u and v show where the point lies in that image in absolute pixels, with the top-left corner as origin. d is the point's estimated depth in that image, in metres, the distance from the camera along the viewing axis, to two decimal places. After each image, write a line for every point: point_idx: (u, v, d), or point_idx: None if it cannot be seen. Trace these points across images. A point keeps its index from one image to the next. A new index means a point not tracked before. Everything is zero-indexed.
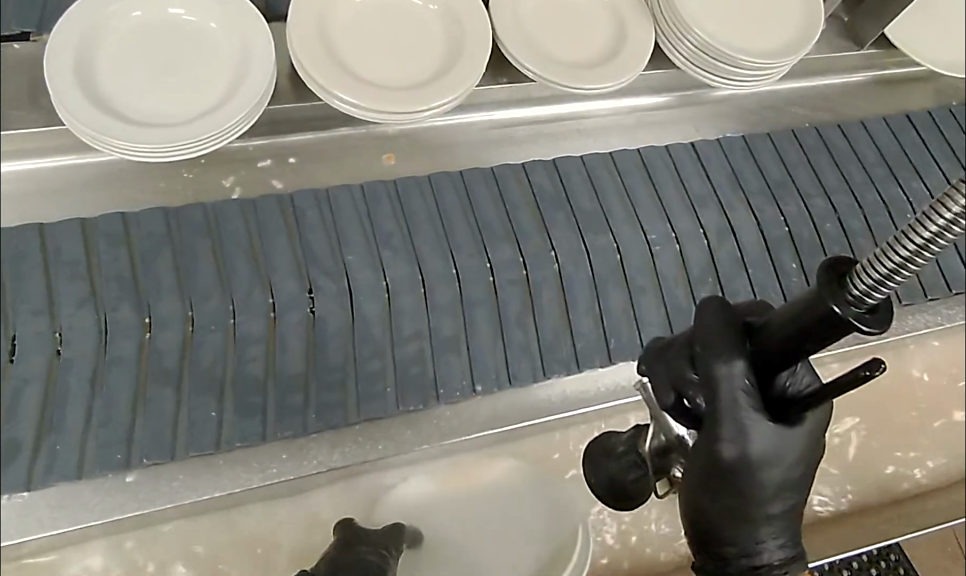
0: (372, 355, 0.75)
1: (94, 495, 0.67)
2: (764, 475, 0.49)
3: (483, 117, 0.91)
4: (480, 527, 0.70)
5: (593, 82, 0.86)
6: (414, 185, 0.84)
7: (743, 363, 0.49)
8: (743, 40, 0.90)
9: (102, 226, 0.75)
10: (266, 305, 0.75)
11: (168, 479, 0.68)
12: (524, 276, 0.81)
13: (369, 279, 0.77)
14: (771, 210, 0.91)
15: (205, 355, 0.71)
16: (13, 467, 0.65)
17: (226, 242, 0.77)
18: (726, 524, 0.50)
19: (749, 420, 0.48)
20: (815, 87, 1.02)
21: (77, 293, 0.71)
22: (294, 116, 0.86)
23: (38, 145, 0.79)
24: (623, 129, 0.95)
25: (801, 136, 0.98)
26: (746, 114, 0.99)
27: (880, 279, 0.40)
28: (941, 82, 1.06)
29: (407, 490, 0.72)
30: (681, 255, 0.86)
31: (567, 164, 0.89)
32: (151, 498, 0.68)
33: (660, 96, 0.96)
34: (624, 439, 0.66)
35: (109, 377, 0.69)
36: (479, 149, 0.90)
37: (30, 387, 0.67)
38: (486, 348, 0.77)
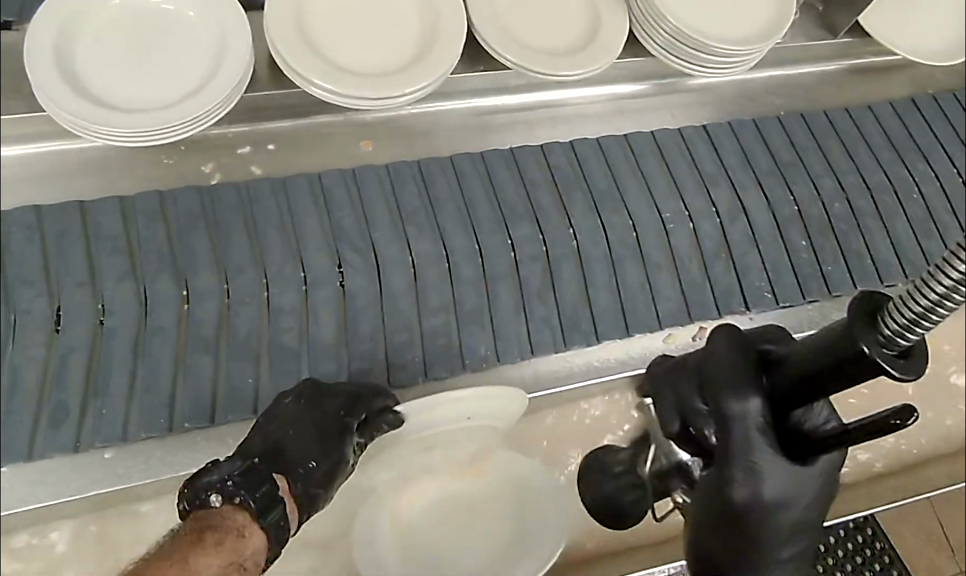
0: (400, 326, 0.81)
1: (105, 462, 0.74)
2: (778, 518, 0.58)
3: (462, 104, 0.97)
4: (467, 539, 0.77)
5: (568, 69, 0.87)
6: (437, 166, 0.91)
7: (758, 402, 0.59)
8: (714, 26, 0.90)
9: (140, 204, 0.83)
10: (298, 279, 0.81)
11: (150, 454, 0.75)
12: (544, 251, 0.87)
13: (395, 255, 0.84)
14: (782, 191, 0.97)
15: (241, 327, 0.78)
16: (61, 433, 0.72)
17: (257, 220, 0.84)
18: (730, 565, 0.60)
19: (762, 464, 0.58)
20: (796, 77, 1.08)
21: (116, 267, 0.79)
22: (272, 102, 0.91)
23: (18, 132, 0.86)
24: (604, 117, 1.00)
25: (811, 122, 1.03)
26: (725, 103, 1.04)
27: (914, 320, 0.48)
28: (919, 72, 1.12)
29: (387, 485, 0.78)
30: (694, 233, 0.92)
31: (584, 147, 0.96)
32: (149, 468, 0.75)
33: (638, 85, 1.02)
34: (623, 461, 0.81)
35: (148, 346, 0.76)
36: (461, 135, 0.96)
37: (77, 354, 0.75)
38: (507, 314, 0.84)
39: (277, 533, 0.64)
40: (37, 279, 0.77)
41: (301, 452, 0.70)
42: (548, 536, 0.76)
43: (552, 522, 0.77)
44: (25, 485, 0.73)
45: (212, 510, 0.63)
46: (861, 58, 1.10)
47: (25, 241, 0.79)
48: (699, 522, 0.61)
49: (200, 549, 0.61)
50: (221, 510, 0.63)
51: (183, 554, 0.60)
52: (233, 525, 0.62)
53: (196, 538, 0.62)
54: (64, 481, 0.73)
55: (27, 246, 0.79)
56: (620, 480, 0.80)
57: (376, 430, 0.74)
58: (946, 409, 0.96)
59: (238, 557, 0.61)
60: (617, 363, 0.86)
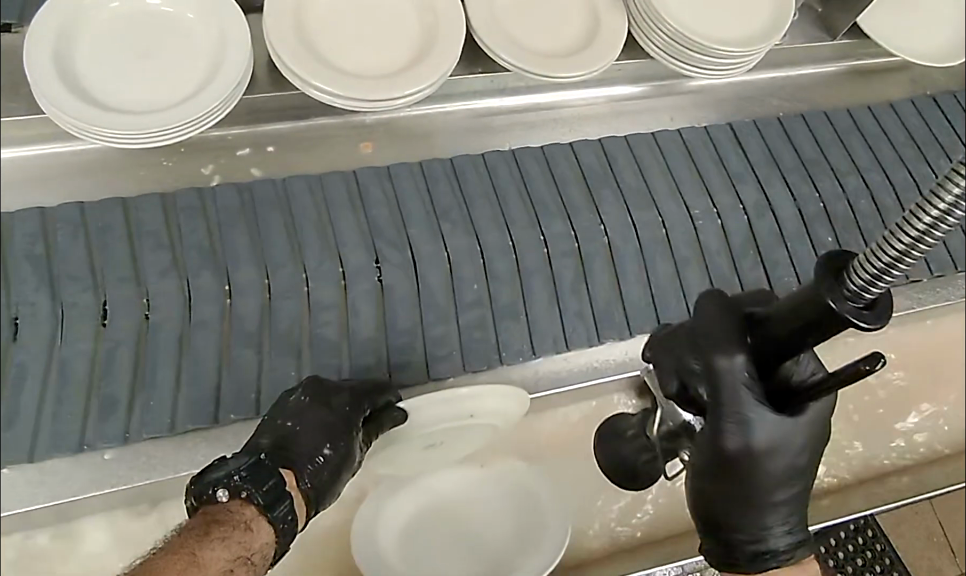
0: (437, 321, 0.83)
1: (122, 463, 0.75)
2: (773, 462, 0.59)
3: (462, 106, 0.98)
4: (467, 540, 0.77)
5: (569, 71, 0.87)
6: (469, 163, 0.93)
7: (742, 357, 0.59)
8: (713, 29, 0.90)
9: (181, 203, 0.85)
10: (337, 273, 0.83)
11: (165, 453, 0.76)
12: (577, 249, 0.89)
13: (430, 249, 0.86)
14: (807, 188, 0.98)
15: (283, 320, 0.81)
16: (111, 420, 0.74)
17: (298, 219, 0.86)
18: (729, 514, 0.61)
19: (754, 414, 0.58)
20: (791, 78, 1.09)
21: (160, 263, 0.81)
22: (271, 104, 0.92)
23: (17, 134, 0.86)
24: (601, 119, 1.01)
25: (833, 119, 1.05)
26: (723, 103, 1.05)
27: (887, 266, 0.45)
28: (915, 72, 1.13)
29: (396, 486, 0.79)
30: (722, 229, 0.93)
31: (612, 145, 0.97)
32: (149, 469, 0.76)
33: (637, 87, 1.03)
34: (633, 424, 0.79)
35: (193, 340, 0.78)
36: (462, 137, 0.97)
37: (122, 348, 0.77)
38: (541, 309, 0.86)
39: (287, 527, 0.65)
40: (83, 275, 0.79)
41: (312, 443, 0.70)
42: (552, 535, 0.75)
43: (558, 525, 0.76)
44: (42, 484, 0.74)
45: (219, 505, 0.64)
46: (861, 59, 1.11)
47: (71, 236, 0.81)
48: (698, 474, 0.62)
49: (209, 542, 0.61)
50: (228, 505, 0.64)
51: (192, 546, 0.61)
52: (240, 518, 0.63)
53: (204, 531, 0.62)
54: (64, 483, 0.74)
55: (71, 239, 0.81)
56: (632, 444, 0.79)
57: (384, 426, 0.74)
58: (944, 408, 0.96)
59: (248, 551, 0.62)
60: (617, 361, 0.87)
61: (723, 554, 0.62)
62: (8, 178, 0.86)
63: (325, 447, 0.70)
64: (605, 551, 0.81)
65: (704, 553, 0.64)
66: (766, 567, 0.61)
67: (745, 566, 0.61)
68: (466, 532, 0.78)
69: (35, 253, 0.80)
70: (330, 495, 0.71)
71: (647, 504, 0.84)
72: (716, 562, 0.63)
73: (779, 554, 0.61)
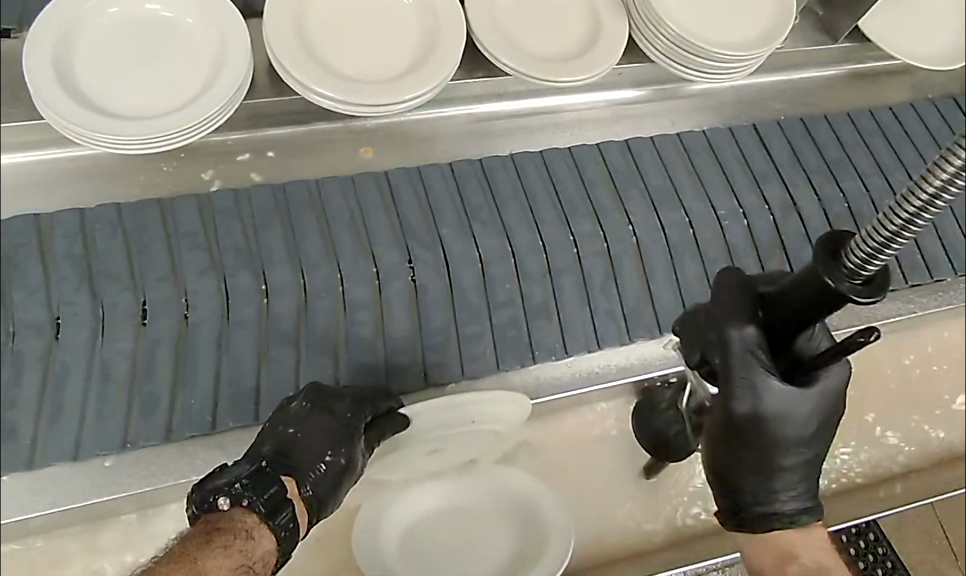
0: (471, 319, 0.83)
1: (124, 470, 0.75)
2: (781, 428, 0.58)
3: (462, 111, 0.97)
4: (470, 544, 0.77)
5: (570, 75, 0.87)
6: (498, 162, 0.93)
7: (754, 328, 0.57)
8: (713, 33, 0.90)
9: (217, 204, 0.85)
10: (371, 273, 0.83)
11: (168, 459, 0.76)
12: (607, 248, 0.89)
13: (463, 249, 0.86)
14: (832, 188, 0.98)
15: (320, 322, 0.81)
16: (154, 419, 0.75)
17: (332, 218, 0.86)
18: (739, 476, 0.61)
19: (761, 384, 0.57)
20: (792, 82, 1.08)
21: (198, 262, 0.81)
22: (270, 109, 0.91)
23: (17, 139, 0.86)
24: (601, 123, 1.00)
25: (856, 120, 1.05)
26: (724, 108, 1.04)
27: (886, 242, 0.45)
28: (916, 76, 1.12)
29: (402, 492, 0.78)
30: (750, 230, 0.94)
31: (639, 144, 0.98)
32: (150, 476, 0.75)
33: (638, 91, 1.02)
34: (667, 398, 0.80)
35: (232, 340, 0.79)
36: (462, 141, 0.96)
37: (162, 346, 0.77)
38: (574, 310, 0.86)
39: (288, 537, 0.64)
40: (121, 276, 0.80)
41: (313, 452, 0.70)
42: (560, 533, 0.75)
43: (562, 524, 0.75)
44: (45, 491, 0.73)
45: (219, 513, 0.63)
46: (862, 62, 1.10)
47: (109, 235, 0.82)
48: (711, 438, 0.62)
49: (211, 550, 0.60)
50: (229, 513, 0.63)
51: (193, 555, 0.60)
52: (244, 526, 0.63)
53: (205, 540, 0.61)
54: (64, 491, 0.74)
55: (108, 240, 0.81)
56: (665, 416, 0.79)
57: (387, 432, 0.75)
58: (951, 410, 0.95)
59: (249, 559, 0.61)
60: (620, 367, 0.86)
61: (732, 514, 0.62)
62: (8, 184, 0.85)
63: (325, 454, 0.70)
64: (613, 555, 0.81)
65: (718, 513, 0.64)
66: (770, 528, 0.60)
67: (750, 525, 0.61)
68: (469, 537, 0.77)
69: (73, 253, 0.80)
70: (335, 499, 0.70)
71: (656, 509, 0.84)
72: (726, 521, 0.63)
73: (784, 516, 0.60)
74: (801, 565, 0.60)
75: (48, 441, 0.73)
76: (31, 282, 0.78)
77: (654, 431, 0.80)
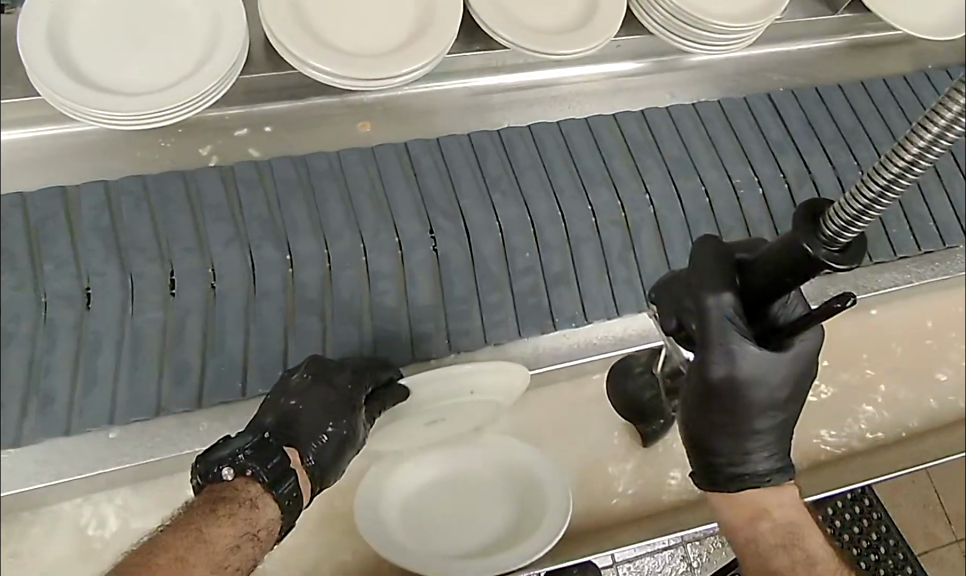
0: (492, 288, 0.84)
1: (128, 442, 0.76)
2: (753, 390, 0.58)
3: (460, 84, 0.97)
4: (469, 512, 0.78)
5: (568, 48, 0.86)
6: (516, 135, 0.93)
7: (731, 296, 0.57)
8: (710, 3, 0.89)
9: (240, 173, 0.86)
10: (393, 243, 0.84)
11: (173, 431, 0.77)
12: (623, 217, 0.90)
13: (482, 219, 0.87)
14: (846, 157, 0.98)
15: (344, 291, 0.82)
16: (186, 386, 0.77)
17: (353, 189, 0.86)
18: (714, 441, 0.61)
19: (738, 348, 0.57)
20: (791, 52, 1.08)
21: (223, 233, 0.82)
22: (267, 84, 0.91)
23: (15, 117, 0.86)
24: (600, 96, 1.00)
25: (870, 87, 1.05)
26: (723, 80, 1.04)
27: (862, 211, 0.44)
28: (917, 46, 1.12)
29: (407, 465, 0.79)
30: (766, 201, 0.94)
31: (655, 114, 0.98)
32: (153, 449, 0.76)
33: (637, 63, 1.02)
34: (642, 362, 0.83)
35: (260, 308, 0.80)
36: (458, 116, 0.96)
37: (192, 316, 0.78)
38: (591, 276, 0.87)
39: (290, 505, 0.65)
40: (149, 247, 0.80)
41: (314, 424, 0.70)
42: (557, 497, 0.76)
43: (558, 489, 0.77)
44: (53, 462, 0.74)
45: (223, 483, 0.64)
46: (862, 33, 1.10)
47: (134, 208, 0.82)
48: (686, 404, 0.62)
49: (216, 517, 0.61)
50: (233, 483, 0.64)
51: (199, 523, 0.61)
52: (248, 496, 0.63)
53: (210, 508, 0.62)
54: (70, 462, 0.75)
55: (134, 211, 0.82)
56: (639, 381, 0.82)
57: (388, 402, 0.76)
58: (949, 376, 0.96)
59: (253, 527, 0.62)
60: (617, 338, 0.86)
61: (707, 478, 0.62)
62: (7, 162, 0.85)
63: (328, 426, 0.70)
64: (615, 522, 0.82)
65: (692, 475, 0.64)
66: (745, 489, 0.61)
67: (725, 488, 0.61)
68: (468, 505, 0.78)
69: (101, 223, 0.81)
70: (339, 466, 0.71)
71: (656, 476, 0.85)
72: (699, 484, 0.63)
73: (757, 476, 0.61)
74: (772, 521, 0.60)
75: (84, 405, 0.75)
76: (60, 253, 0.79)
77: (626, 394, 0.83)
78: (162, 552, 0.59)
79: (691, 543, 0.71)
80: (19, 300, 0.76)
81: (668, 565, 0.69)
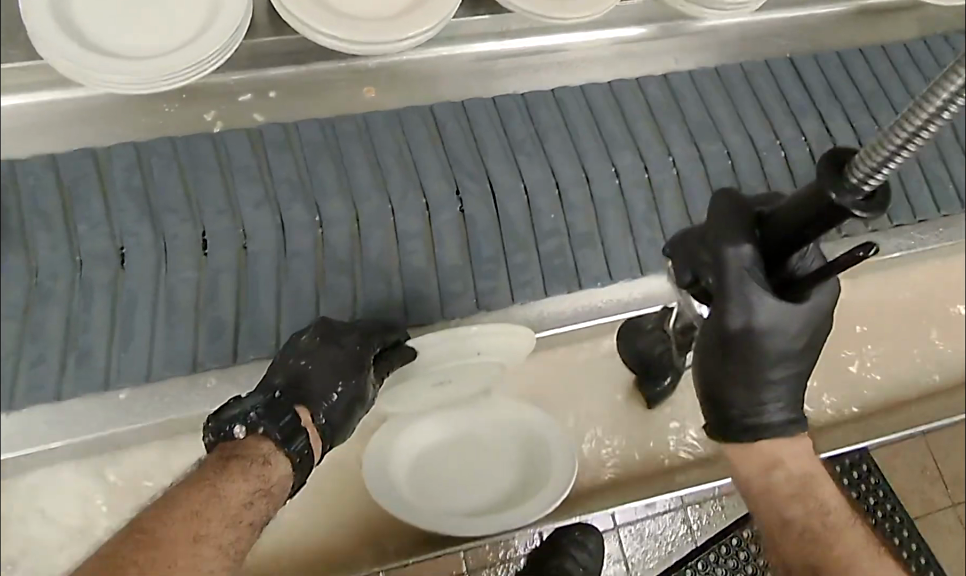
0: (517, 248, 0.86)
1: (147, 400, 0.78)
2: (772, 339, 0.59)
3: (465, 50, 0.97)
4: (475, 474, 0.80)
5: (575, 12, 0.86)
6: (541, 99, 0.94)
7: (750, 247, 0.58)
8: None
9: (267, 136, 0.86)
10: (421, 204, 0.85)
11: (186, 392, 0.79)
12: (647, 178, 0.91)
13: (509, 182, 0.87)
14: (868, 121, 0.99)
15: (374, 250, 0.83)
16: (219, 344, 0.78)
17: (380, 154, 0.87)
18: (729, 390, 0.61)
19: (755, 298, 0.57)
20: (796, 18, 1.06)
21: (254, 195, 0.82)
22: (270, 49, 0.91)
23: (18, 82, 0.86)
24: (604, 62, 1.00)
25: (891, 51, 1.05)
26: (724, 45, 1.03)
27: (892, 154, 0.43)
28: (925, 12, 1.11)
29: (414, 425, 0.80)
30: (786, 161, 0.95)
31: (677, 79, 0.98)
32: (164, 408, 0.78)
33: (639, 28, 1.01)
34: (653, 320, 0.83)
35: (291, 267, 0.81)
36: (463, 81, 0.96)
37: (224, 275, 0.79)
38: (617, 237, 0.88)
39: (302, 462, 0.66)
40: (181, 208, 0.81)
41: (324, 384, 0.71)
42: (561, 462, 0.77)
43: (562, 452, 0.78)
44: (74, 419, 0.76)
45: (236, 440, 0.65)
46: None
47: (165, 169, 0.83)
48: (702, 352, 0.62)
49: (228, 474, 0.63)
50: (245, 440, 0.65)
51: (212, 479, 0.62)
52: (259, 453, 0.65)
53: (222, 465, 0.64)
54: (81, 423, 0.77)
55: (164, 172, 0.83)
56: (649, 339, 0.83)
57: (396, 363, 0.77)
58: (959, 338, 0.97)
59: (266, 484, 0.64)
60: (623, 301, 0.88)
61: (721, 427, 0.63)
62: (16, 126, 0.86)
63: (337, 385, 0.72)
64: (629, 483, 0.84)
65: (706, 424, 0.65)
66: (759, 438, 0.61)
67: (738, 436, 0.62)
68: (475, 466, 0.80)
69: (133, 184, 0.81)
70: (349, 424, 0.73)
71: (669, 434, 0.86)
72: (711, 431, 0.64)
73: (773, 425, 0.61)
74: (787, 470, 0.62)
75: (122, 362, 0.76)
76: (94, 214, 0.79)
77: (637, 352, 0.83)
78: (177, 506, 0.60)
79: (690, 507, 0.78)
80: (56, 259, 0.77)
81: (669, 528, 0.77)
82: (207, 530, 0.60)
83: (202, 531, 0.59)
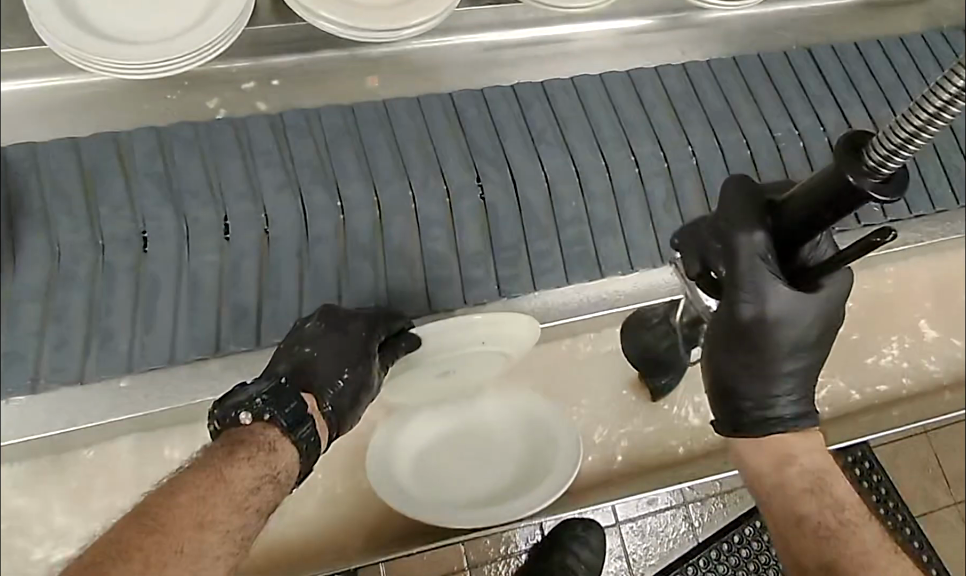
0: (539, 234, 0.86)
1: (153, 389, 0.78)
2: (783, 329, 0.59)
3: (472, 40, 0.96)
4: (479, 465, 0.79)
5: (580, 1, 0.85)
6: (559, 87, 0.94)
7: (762, 235, 0.58)
8: None
9: (290, 122, 0.87)
10: (441, 190, 0.85)
11: (190, 379, 0.78)
12: (666, 168, 0.90)
13: (529, 169, 0.87)
14: (886, 112, 0.99)
15: (396, 236, 0.83)
16: (244, 327, 0.79)
17: (402, 138, 0.87)
18: (740, 384, 0.61)
19: (769, 288, 0.58)
20: (801, 10, 1.05)
21: (276, 179, 0.83)
22: (272, 37, 0.90)
23: (18, 67, 0.85)
24: (609, 53, 0.98)
25: (908, 43, 1.04)
26: (733, 37, 1.02)
27: (910, 136, 0.44)
28: (930, 6, 1.09)
29: (416, 416, 0.80)
30: (805, 150, 0.95)
31: (695, 70, 0.97)
32: (161, 395, 0.78)
33: (646, 20, 1.00)
34: (658, 314, 0.83)
35: (313, 254, 0.81)
36: (469, 70, 0.95)
37: (247, 260, 0.80)
38: (637, 229, 0.88)
39: (308, 447, 0.66)
40: (202, 192, 0.81)
41: (330, 370, 0.71)
42: (567, 450, 0.77)
43: (568, 439, 0.78)
44: (80, 405, 0.77)
45: (242, 426, 0.65)
46: None
47: (185, 150, 0.83)
48: (712, 347, 0.62)
49: (234, 461, 0.62)
50: (251, 427, 0.65)
51: (218, 466, 0.62)
52: (266, 440, 0.64)
53: (227, 452, 0.63)
54: (82, 411, 0.77)
55: (185, 154, 0.83)
56: (655, 333, 0.83)
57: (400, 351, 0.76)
58: None
59: (273, 470, 0.63)
60: (628, 296, 0.87)
61: (730, 423, 0.62)
62: (20, 113, 0.86)
63: (344, 371, 0.71)
64: (638, 473, 0.84)
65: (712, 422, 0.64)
66: (771, 432, 0.61)
67: (749, 430, 0.61)
68: (479, 457, 0.79)
69: (154, 166, 0.82)
70: (355, 411, 0.73)
71: (682, 425, 0.86)
72: (722, 430, 0.63)
73: (784, 420, 0.61)
74: (801, 466, 0.61)
75: (149, 343, 0.77)
76: (117, 198, 0.80)
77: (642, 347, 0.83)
78: (182, 493, 0.60)
79: (692, 504, 0.76)
80: (80, 242, 0.78)
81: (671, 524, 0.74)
82: (214, 516, 0.59)
83: (207, 517, 0.59)
